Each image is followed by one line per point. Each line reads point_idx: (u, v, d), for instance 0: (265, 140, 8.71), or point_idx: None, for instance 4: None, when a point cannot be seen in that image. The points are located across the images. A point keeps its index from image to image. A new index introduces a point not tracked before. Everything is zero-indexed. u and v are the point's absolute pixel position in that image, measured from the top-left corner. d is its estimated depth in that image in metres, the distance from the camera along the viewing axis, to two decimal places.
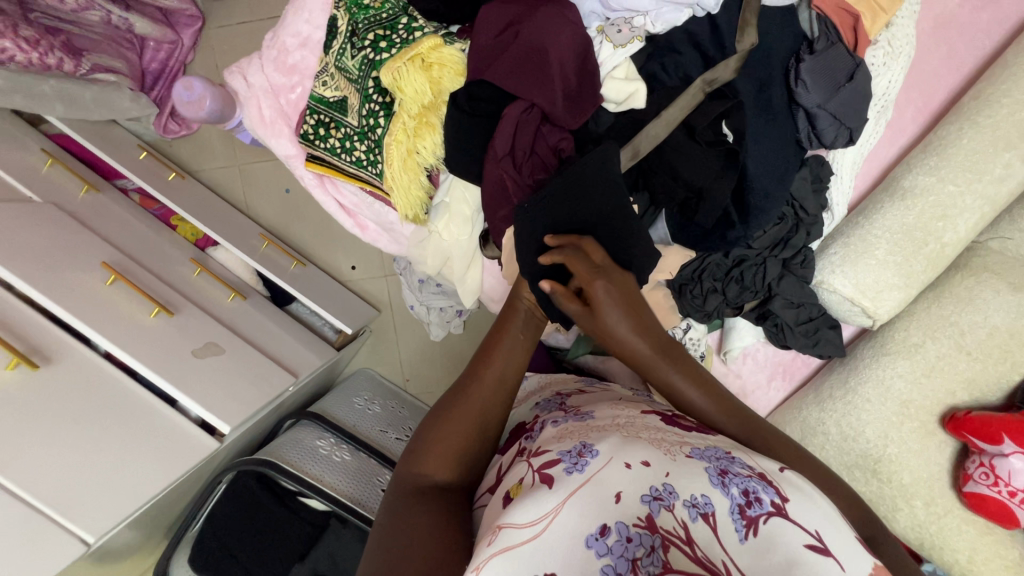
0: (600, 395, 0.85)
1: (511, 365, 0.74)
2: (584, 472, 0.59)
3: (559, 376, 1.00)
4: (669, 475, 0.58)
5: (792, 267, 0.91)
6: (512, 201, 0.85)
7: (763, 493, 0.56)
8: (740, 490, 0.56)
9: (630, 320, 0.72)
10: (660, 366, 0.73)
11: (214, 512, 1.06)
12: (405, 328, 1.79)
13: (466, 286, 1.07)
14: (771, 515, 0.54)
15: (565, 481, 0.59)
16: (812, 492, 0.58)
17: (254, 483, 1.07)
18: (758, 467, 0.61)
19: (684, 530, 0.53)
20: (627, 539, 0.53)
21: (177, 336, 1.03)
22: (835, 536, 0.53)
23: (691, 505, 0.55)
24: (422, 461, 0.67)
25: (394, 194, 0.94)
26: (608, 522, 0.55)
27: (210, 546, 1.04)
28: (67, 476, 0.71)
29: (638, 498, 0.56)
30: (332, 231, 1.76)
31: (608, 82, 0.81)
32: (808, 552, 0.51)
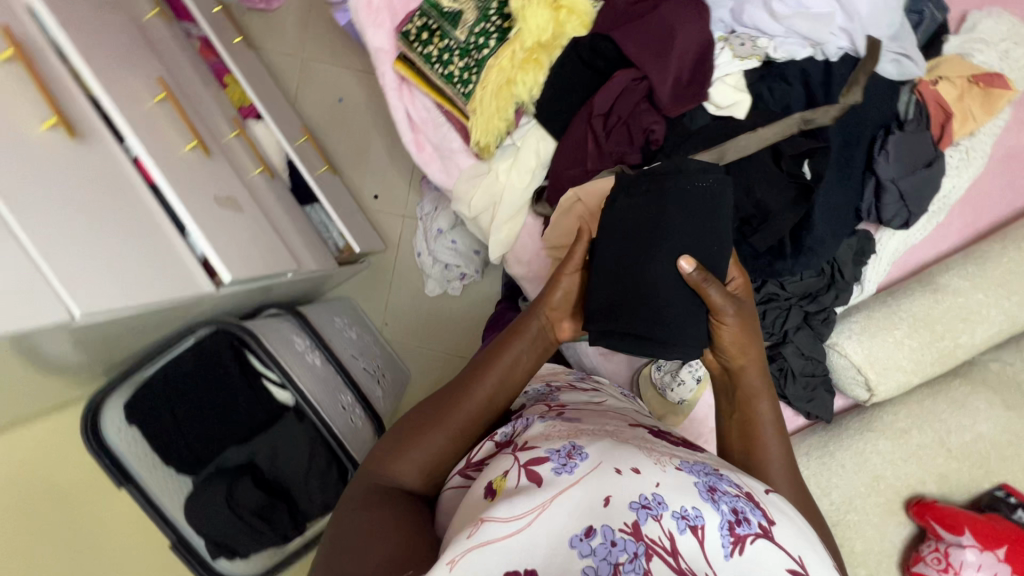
0: (582, 397, 0.87)
1: (506, 377, 0.74)
2: (573, 474, 0.57)
3: (551, 369, 1.03)
4: (658, 486, 0.56)
5: (812, 322, 0.95)
6: (585, 165, 0.89)
7: (751, 514, 0.57)
8: (730, 507, 0.56)
9: (756, 333, 0.75)
10: (759, 395, 0.74)
11: (172, 363, 1.01)
12: (404, 273, 1.77)
13: (498, 237, 1.02)
14: (757, 535, 0.55)
15: (553, 481, 0.57)
16: (793, 517, 0.60)
17: (228, 354, 1.03)
18: (744, 485, 0.61)
19: (670, 542, 0.52)
20: (611, 543, 0.51)
21: (204, 176, 0.99)
22: (813, 561, 0.56)
23: (680, 516, 0.54)
24: (394, 462, 0.68)
25: (476, 117, 0.92)
26: (593, 525, 0.52)
27: (155, 399, 1.00)
28: (66, 246, 0.66)
29: (625, 503, 0.54)
30: (368, 154, 1.74)
31: (718, 84, 0.84)
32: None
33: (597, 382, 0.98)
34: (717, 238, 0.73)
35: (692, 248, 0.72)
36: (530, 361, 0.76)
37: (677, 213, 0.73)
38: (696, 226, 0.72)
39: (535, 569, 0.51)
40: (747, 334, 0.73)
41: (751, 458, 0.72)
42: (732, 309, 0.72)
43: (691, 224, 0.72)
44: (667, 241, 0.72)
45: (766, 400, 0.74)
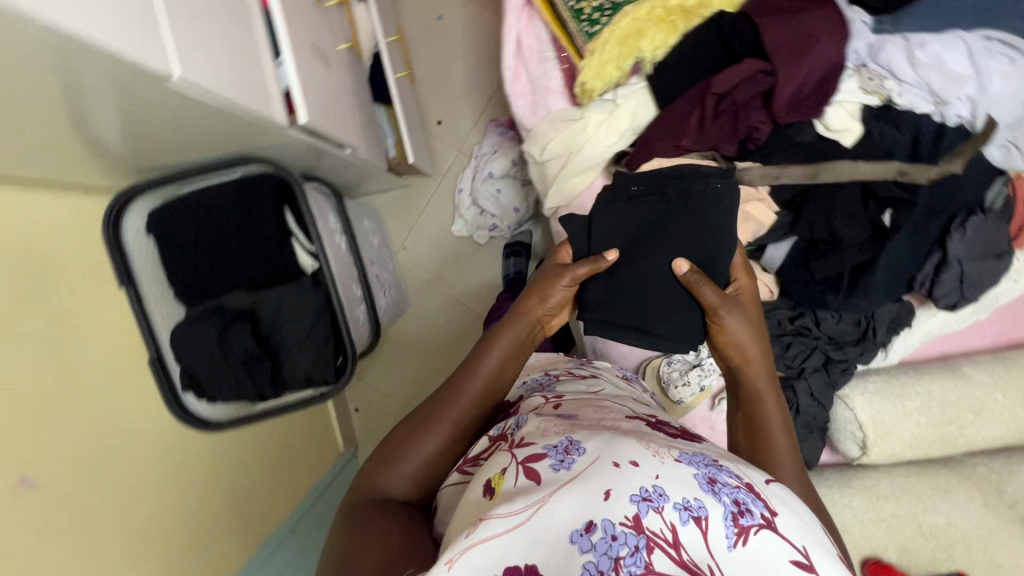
0: (580, 388, 0.88)
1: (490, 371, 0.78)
2: (570, 470, 0.57)
3: (554, 355, 1.05)
4: (657, 479, 0.54)
5: (832, 367, 0.97)
6: (679, 141, 0.89)
7: (752, 505, 0.54)
8: (732, 498, 0.54)
9: (758, 334, 0.78)
10: (766, 391, 0.76)
11: (211, 188, 1.00)
12: (438, 205, 1.75)
13: (562, 188, 1.02)
14: (761, 527, 0.53)
15: (554, 478, 0.56)
16: (796, 507, 0.58)
17: (269, 191, 1.00)
18: (744, 474, 0.59)
19: (671, 534, 0.51)
20: (612, 537, 0.50)
21: (308, 21, 0.97)
22: (817, 549, 0.54)
23: (682, 507, 0.53)
24: (385, 475, 0.71)
25: (592, 58, 0.92)
26: (594, 519, 0.51)
27: (184, 213, 0.99)
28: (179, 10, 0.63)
29: (626, 496, 0.52)
30: (447, 79, 1.73)
31: (835, 107, 0.84)
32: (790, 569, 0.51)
33: (598, 367, 1.00)
34: (714, 242, 0.80)
35: (694, 255, 0.79)
36: (517, 352, 0.81)
37: (681, 220, 0.80)
38: (693, 230, 0.79)
39: (535, 565, 0.50)
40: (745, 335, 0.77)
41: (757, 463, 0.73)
42: (726, 305, 0.77)
43: (696, 232, 0.79)
44: (667, 243, 0.80)
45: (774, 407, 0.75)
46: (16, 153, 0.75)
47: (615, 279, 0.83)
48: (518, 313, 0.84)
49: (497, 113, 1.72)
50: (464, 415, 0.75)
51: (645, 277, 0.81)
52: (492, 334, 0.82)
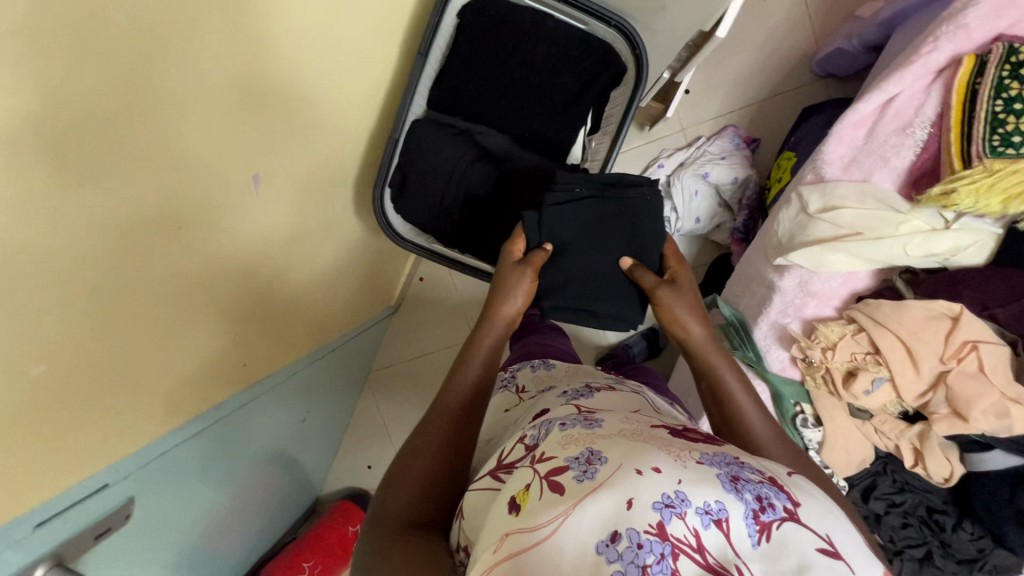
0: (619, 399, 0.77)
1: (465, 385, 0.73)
2: (594, 478, 0.47)
3: (587, 370, 0.95)
4: (680, 482, 0.45)
5: (927, 568, 0.98)
6: (986, 304, 0.88)
7: (775, 498, 0.45)
8: (755, 496, 0.45)
9: (705, 317, 0.79)
10: (728, 375, 0.74)
11: (548, 22, 0.88)
12: (627, 161, 1.64)
13: (827, 259, 1.00)
14: (786, 521, 0.44)
15: (576, 488, 0.47)
16: (821, 503, 0.49)
17: (605, 72, 0.89)
18: (766, 468, 0.50)
19: (695, 539, 0.43)
20: (638, 546, 0.42)
21: None
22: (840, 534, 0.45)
23: (703, 510, 0.43)
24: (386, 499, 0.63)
25: (986, 176, 0.84)
26: (618, 527, 0.43)
27: (516, 29, 0.88)
28: None
29: (647, 503, 0.43)
30: (724, 59, 1.59)
31: None
32: (822, 561, 0.41)
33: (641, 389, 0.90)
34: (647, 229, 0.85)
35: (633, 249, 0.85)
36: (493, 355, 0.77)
37: (622, 216, 0.85)
38: (631, 224, 0.85)
39: None
40: (687, 314, 0.77)
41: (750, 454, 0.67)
42: (667, 285, 0.80)
43: (637, 220, 0.83)
44: (613, 239, 0.84)
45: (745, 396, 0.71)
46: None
47: (573, 265, 0.84)
48: (489, 311, 0.80)
49: (740, 122, 1.60)
50: (453, 417, 0.69)
51: (597, 271, 0.84)
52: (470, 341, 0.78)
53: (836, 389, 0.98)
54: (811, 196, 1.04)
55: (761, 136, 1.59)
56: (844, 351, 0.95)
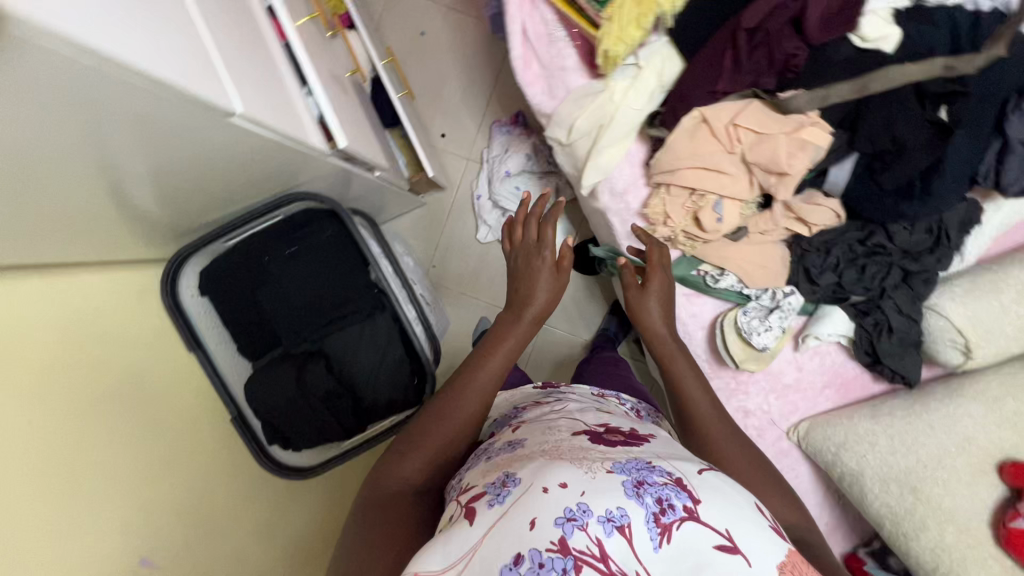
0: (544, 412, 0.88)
1: (500, 370, 0.85)
2: (503, 504, 0.55)
3: (525, 391, 1.06)
4: (583, 495, 0.53)
5: (913, 282, 0.96)
6: (715, 87, 0.89)
7: (676, 499, 0.54)
8: (654, 498, 0.54)
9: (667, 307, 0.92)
10: (684, 371, 0.87)
11: (251, 242, 0.97)
12: (460, 217, 1.75)
13: (600, 162, 1.04)
14: (682, 520, 0.53)
15: (487, 515, 0.55)
16: (724, 492, 0.57)
17: (318, 224, 0.96)
18: (675, 471, 0.59)
19: (599, 547, 0.51)
20: (539, 565, 0.49)
21: (321, 49, 0.97)
22: (742, 528, 0.54)
23: (606, 518, 0.52)
24: (398, 465, 0.77)
25: (610, 25, 0.90)
26: (522, 550, 0.50)
27: (240, 267, 0.96)
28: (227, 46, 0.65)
29: (551, 519, 0.52)
30: (446, 91, 1.72)
31: (869, 15, 0.83)
32: (718, 557, 0.51)
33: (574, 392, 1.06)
34: (351, 255, 0.97)
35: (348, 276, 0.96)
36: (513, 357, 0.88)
37: (328, 255, 0.96)
38: (337, 259, 0.96)
39: None
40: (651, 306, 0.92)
41: (695, 434, 0.82)
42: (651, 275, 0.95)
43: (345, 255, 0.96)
44: (332, 275, 0.96)
45: (696, 386, 0.85)
46: (61, 224, 0.74)
47: (304, 306, 0.96)
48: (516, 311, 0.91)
49: (499, 114, 1.71)
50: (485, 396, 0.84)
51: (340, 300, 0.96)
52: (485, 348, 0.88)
53: (701, 236, 0.99)
54: (555, 133, 1.07)
55: (522, 107, 1.70)
56: (673, 205, 0.98)
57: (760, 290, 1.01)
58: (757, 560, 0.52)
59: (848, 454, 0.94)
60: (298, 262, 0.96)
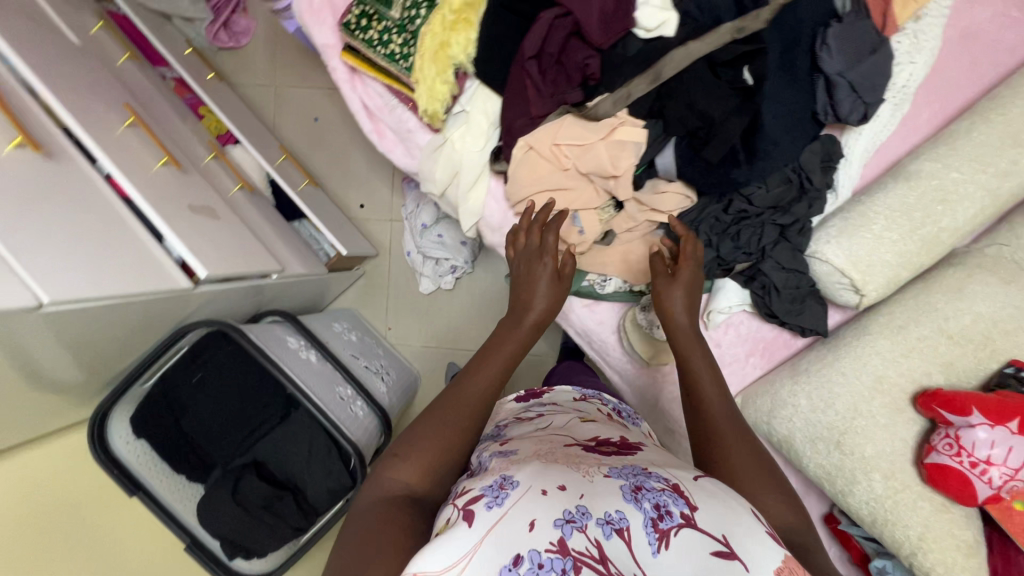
0: (529, 430, 0.86)
1: (497, 380, 0.74)
2: (503, 505, 0.51)
3: (505, 407, 1.03)
4: (582, 497, 0.52)
5: (789, 235, 0.92)
6: (530, 113, 0.90)
7: (673, 505, 0.52)
8: (652, 504, 0.52)
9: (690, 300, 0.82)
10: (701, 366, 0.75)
11: (164, 377, 1.03)
12: (400, 276, 1.80)
13: (467, 207, 1.07)
14: (680, 527, 0.50)
15: (484, 517, 0.51)
16: (721, 495, 0.55)
17: (218, 344, 1.03)
18: (671, 475, 0.57)
19: (598, 549, 0.48)
20: (538, 567, 0.46)
21: (177, 187, 1.04)
22: (738, 531, 0.51)
23: (604, 521, 0.50)
24: (394, 465, 0.65)
25: (419, 86, 0.94)
26: (519, 551, 0.47)
27: (158, 406, 1.02)
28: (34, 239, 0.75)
29: (550, 520, 0.49)
30: (352, 165, 1.80)
31: (642, 6, 0.84)
32: (715, 564, 0.48)
33: (553, 401, 1.01)
34: (256, 366, 1.03)
35: (259, 384, 1.03)
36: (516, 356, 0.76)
37: (236, 371, 1.03)
38: (245, 373, 1.03)
39: None
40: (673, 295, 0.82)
41: (699, 434, 0.69)
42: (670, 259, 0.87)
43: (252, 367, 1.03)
44: (245, 387, 1.03)
45: (707, 372, 0.73)
46: None
47: (225, 422, 1.03)
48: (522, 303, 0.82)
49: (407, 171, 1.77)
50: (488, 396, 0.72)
51: (257, 407, 1.03)
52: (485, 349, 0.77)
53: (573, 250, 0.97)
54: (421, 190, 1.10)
55: None
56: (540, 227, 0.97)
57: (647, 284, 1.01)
58: (754, 565, 0.49)
59: (776, 421, 0.90)
60: (208, 384, 1.02)
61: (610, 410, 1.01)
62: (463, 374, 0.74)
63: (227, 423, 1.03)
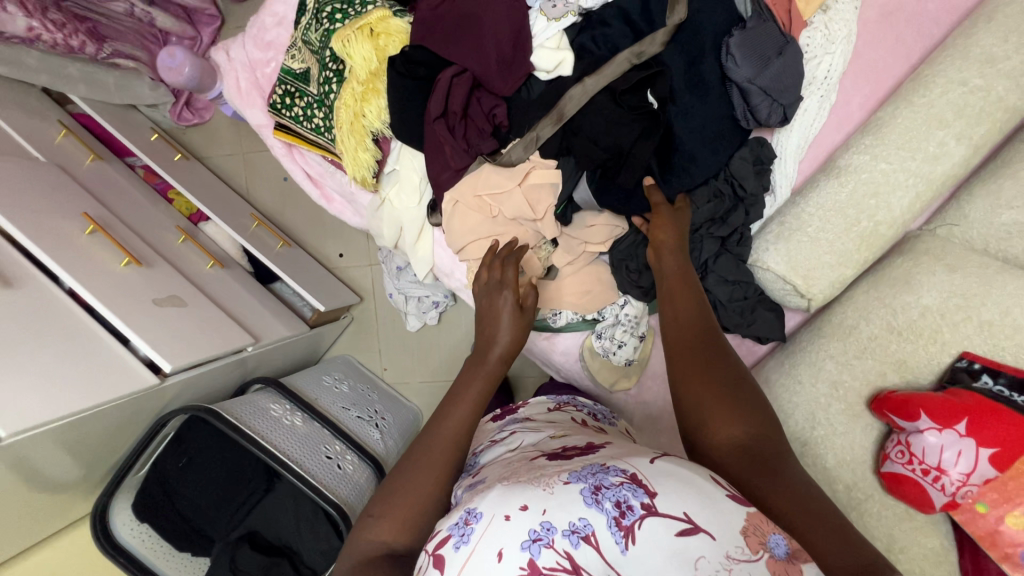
0: (502, 451, 0.71)
1: (469, 421, 0.66)
2: (469, 543, 0.46)
3: (481, 429, 0.87)
4: (545, 512, 0.46)
5: (728, 246, 0.88)
6: (451, 166, 0.91)
7: (633, 498, 0.46)
8: (613, 503, 0.46)
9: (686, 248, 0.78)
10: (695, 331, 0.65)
11: (155, 466, 1.09)
12: (386, 317, 1.83)
13: (417, 258, 1.08)
14: (644, 518, 0.45)
15: (454, 561, 0.46)
16: (685, 472, 0.49)
17: (200, 429, 1.11)
18: (628, 464, 0.50)
19: (570, 560, 0.44)
20: None
21: (141, 284, 1.10)
22: (703, 503, 0.46)
23: (569, 532, 0.45)
24: (367, 524, 0.59)
25: (344, 157, 0.98)
26: None
27: (152, 494, 1.07)
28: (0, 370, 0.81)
29: (516, 545, 0.45)
30: (325, 218, 1.84)
31: (539, 50, 0.88)
32: (686, 548, 0.44)
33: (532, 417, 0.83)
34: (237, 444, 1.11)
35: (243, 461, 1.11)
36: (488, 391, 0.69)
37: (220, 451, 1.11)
38: (227, 452, 1.11)
39: None
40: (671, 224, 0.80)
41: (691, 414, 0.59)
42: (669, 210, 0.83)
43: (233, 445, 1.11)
44: (230, 463, 1.10)
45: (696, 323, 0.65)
46: None
47: (217, 499, 1.09)
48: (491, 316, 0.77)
49: None
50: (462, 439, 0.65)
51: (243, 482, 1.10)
52: (456, 385, 0.70)
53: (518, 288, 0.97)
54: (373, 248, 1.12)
55: None
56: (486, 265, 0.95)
57: (600, 311, 1.00)
58: (723, 529, 0.45)
59: None
60: (196, 467, 1.09)
61: (587, 420, 0.86)
62: (438, 415, 0.66)
63: (218, 499, 1.09)
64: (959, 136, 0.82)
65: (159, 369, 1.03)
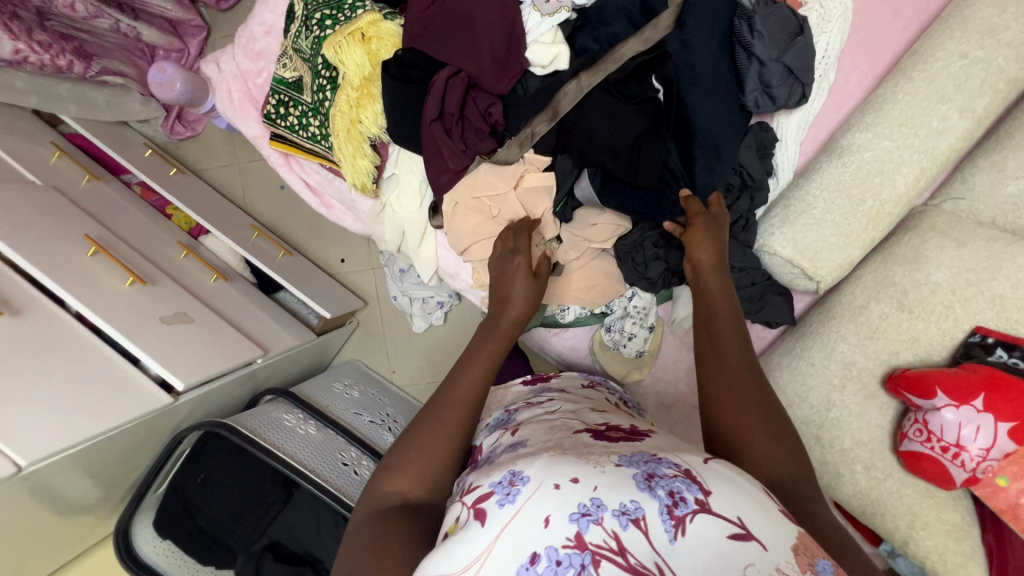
0: (537, 411, 0.70)
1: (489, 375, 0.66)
2: (516, 501, 0.46)
3: (503, 389, 0.87)
4: (596, 488, 0.45)
5: (734, 232, 0.87)
6: (450, 168, 0.91)
7: (687, 491, 0.45)
8: (666, 491, 0.45)
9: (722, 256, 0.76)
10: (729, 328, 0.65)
11: (174, 480, 1.10)
12: (392, 320, 1.82)
13: (421, 260, 1.07)
14: (697, 513, 0.44)
15: (497, 516, 0.46)
16: (742, 483, 0.47)
17: (212, 440, 1.11)
18: (682, 460, 0.49)
19: (617, 541, 0.42)
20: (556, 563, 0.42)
21: (148, 303, 1.10)
22: (758, 511, 0.45)
23: (620, 512, 0.43)
24: (387, 475, 0.59)
25: (342, 164, 0.97)
26: (535, 548, 0.43)
27: (173, 508, 1.08)
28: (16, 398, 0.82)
29: (564, 516, 0.43)
30: (324, 224, 1.83)
31: (533, 46, 0.87)
32: (736, 548, 0.42)
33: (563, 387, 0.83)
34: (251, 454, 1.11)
35: (258, 468, 1.10)
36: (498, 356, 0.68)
37: (235, 458, 1.10)
38: (242, 458, 1.10)
39: None
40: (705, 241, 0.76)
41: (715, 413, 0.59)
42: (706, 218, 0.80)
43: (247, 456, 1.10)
44: (246, 473, 1.10)
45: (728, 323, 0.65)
46: None
47: (234, 510, 1.09)
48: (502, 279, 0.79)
49: None
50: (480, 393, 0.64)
51: (259, 493, 1.09)
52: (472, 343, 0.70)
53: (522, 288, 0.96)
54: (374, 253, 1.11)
55: None
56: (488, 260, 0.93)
57: (609, 304, 1.00)
58: (776, 541, 0.43)
59: None
60: (211, 478, 1.09)
61: (622, 403, 0.84)
62: (457, 368, 0.66)
63: (235, 509, 1.09)
64: (962, 110, 0.81)
65: (172, 388, 1.03)
